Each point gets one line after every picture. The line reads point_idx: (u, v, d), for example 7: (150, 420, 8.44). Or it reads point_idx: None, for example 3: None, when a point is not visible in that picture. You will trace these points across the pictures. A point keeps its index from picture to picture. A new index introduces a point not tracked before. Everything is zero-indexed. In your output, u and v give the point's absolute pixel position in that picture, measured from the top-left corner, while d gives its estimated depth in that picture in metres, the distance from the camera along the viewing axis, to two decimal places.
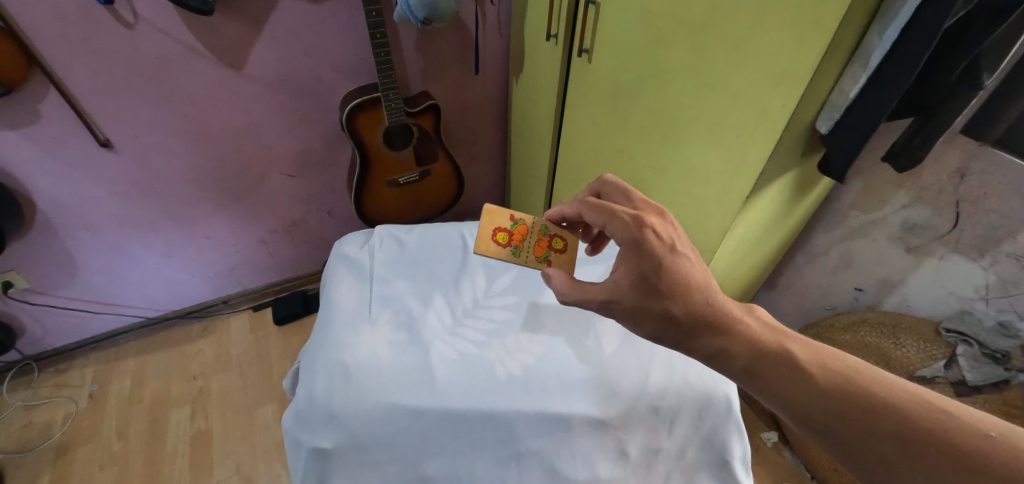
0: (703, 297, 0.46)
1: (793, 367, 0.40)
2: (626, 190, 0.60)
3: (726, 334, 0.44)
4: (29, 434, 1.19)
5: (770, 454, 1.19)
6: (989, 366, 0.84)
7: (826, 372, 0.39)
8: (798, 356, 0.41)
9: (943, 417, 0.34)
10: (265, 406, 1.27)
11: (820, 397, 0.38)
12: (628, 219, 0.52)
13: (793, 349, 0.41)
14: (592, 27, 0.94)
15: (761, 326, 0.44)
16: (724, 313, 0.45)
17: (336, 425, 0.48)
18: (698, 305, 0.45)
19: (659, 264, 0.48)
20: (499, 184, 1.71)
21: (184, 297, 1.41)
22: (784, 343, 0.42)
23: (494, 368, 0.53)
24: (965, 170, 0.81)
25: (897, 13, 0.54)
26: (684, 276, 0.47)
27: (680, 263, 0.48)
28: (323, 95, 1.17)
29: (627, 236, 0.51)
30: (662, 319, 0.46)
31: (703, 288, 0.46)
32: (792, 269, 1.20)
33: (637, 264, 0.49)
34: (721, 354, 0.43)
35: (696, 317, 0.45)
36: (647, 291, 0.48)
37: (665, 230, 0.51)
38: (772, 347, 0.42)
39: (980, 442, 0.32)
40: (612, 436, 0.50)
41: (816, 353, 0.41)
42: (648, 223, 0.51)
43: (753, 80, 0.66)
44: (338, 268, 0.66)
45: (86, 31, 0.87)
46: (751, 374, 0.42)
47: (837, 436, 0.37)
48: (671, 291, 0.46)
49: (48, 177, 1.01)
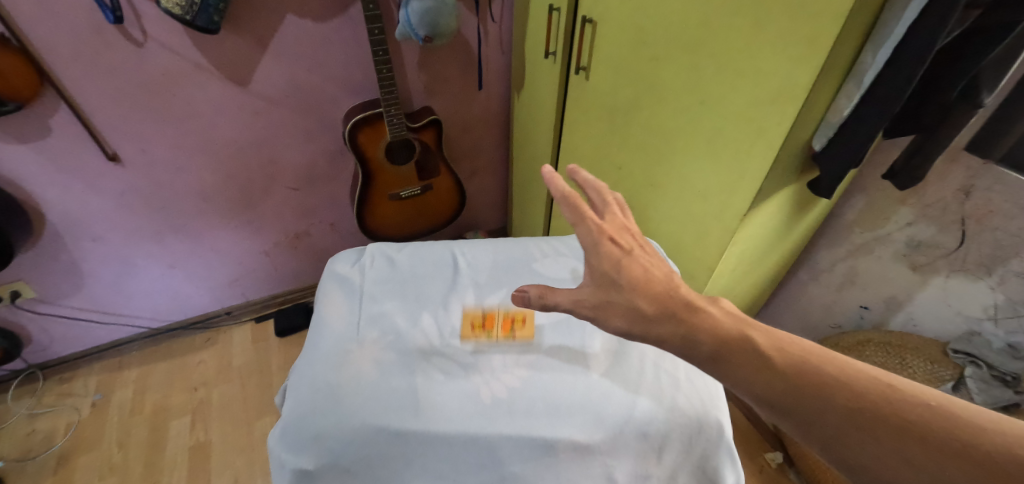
0: (667, 289, 0.43)
1: (753, 353, 0.36)
2: (598, 188, 0.54)
3: (687, 322, 0.40)
4: (32, 441, 1.20)
5: (774, 476, 1.17)
6: (998, 389, 0.80)
7: (785, 355, 0.36)
8: (758, 343, 0.37)
9: (890, 390, 0.32)
10: (265, 419, 1.27)
11: (777, 382, 0.35)
12: (592, 224, 0.49)
13: (753, 336, 0.38)
14: (589, 45, 0.95)
15: (725, 315, 0.40)
16: (684, 305, 0.41)
17: (320, 446, 0.48)
18: (660, 295, 0.42)
19: (616, 263, 0.46)
20: (501, 197, 1.72)
21: (188, 307, 1.42)
22: (745, 331, 0.38)
23: (480, 390, 0.53)
24: (969, 187, 0.80)
25: (890, 34, 0.54)
26: (646, 274, 0.44)
27: (640, 263, 0.46)
28: (327, 110, 1.19)
29: (587, 237, 0.48)
30: (632, 311, 0.43)
31: (666, 283, 0.44)
32: (795, 287, 1.18)
33: (597, 265, 0.47)
34: (684, 342, 0.39)
35: (663, 310, 0.41)
36: (610, 285, 0.45)
37: (625, 237, 0.49)
38: (733, 334, 0.38)
39: (924, 411, 0.30)
40: (600, 462, 0.49)
41: (775, 338, 0.37)
42: (608, 232, 0.49)
43: (748, 99, 0.66)
44: (329, 287, 0.66)
45: (97, 49, 0.89)
46: (712, 362, 0.38)
47: (797, 418, 0.34)
48: (632, 285, 0.44)
49: (58, 191, 1.03)
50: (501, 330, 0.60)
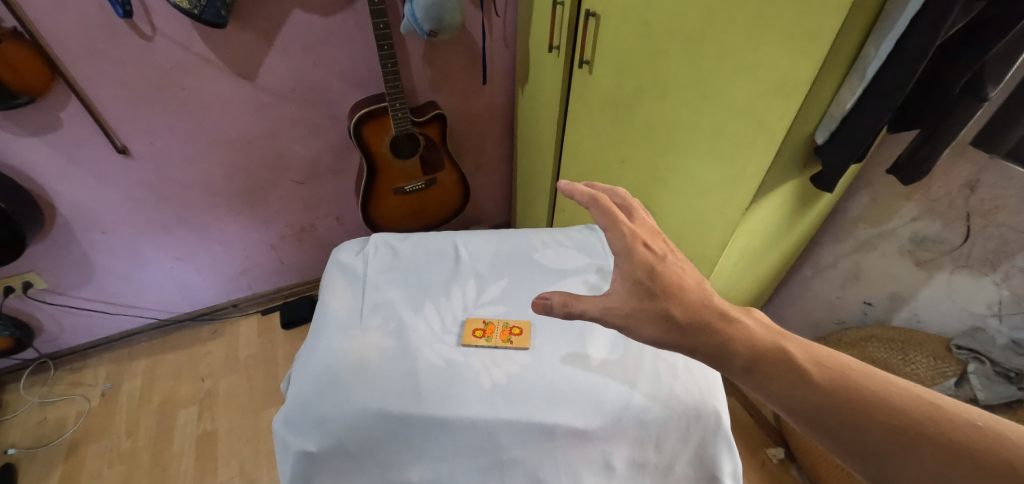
0: (699, 298, 0.44)
1: (791, 365, 0.38)
2: (627, 203, 0.55)
3: (723, 334, 0.41)
4: (44, 429, 1.23)
5: (776, 471, 1.17)
6: (1001, 385, 0.79)
7: (824, 370, 0.37)
8: (795, 356, 0.38)
9: (931, 409, 0.33)
10: (271, 409, 1.29)
11: (814, 395, 0.36)
12: (626, 229, 0.49)
13: (790, 349, 0.39)
14: (593, 39, 0.95)
15: (760, 327, 0.42)
16: (718, 315, 0.43)
17: (323, 430, 0.49)
18: (693, 305, 0.44)
19: (651, 269, 0.46)
20: (506, 193, 1.73)
21: (196, 299, 1.44)
22: (781, 343, 0.40)
23: (480, 376, 0.53)
24: (974, 183, 0.79)
25: (893, 27, 0.54)
26: (678, 281, 0.45)
27: (673, 270, 0.47)
28: (332, 105, 1.20)
29: (621, 242, 0.48)
30: (662, 319, 0.44)
31: (698, 291, 0.45)
32: (799, 283, 1.18)
33: (629, 271, 0.47)
34: (721, 352, 0.41)
35: (696, 319, 0.43)
36: (643, 293, 0.46)
37: (659, 245, 0.50)
38: (769, 346, 0.39)
39: (965, 431, 0.31)
40: (597, 449, 0.50)
41: (813, 353, 0.39)
42: (641, 237, 0.49)
43: (751, 92, 0.66)
44: (334, 275, 0.67)
45: (106, 43, 0.90)
46: (750, 373, 0.39)
47: (836, 431, 0.35)
48: (666, 292, 0.45)
49: (68, 183, 1.05)
50: (499, 338, 0.58)
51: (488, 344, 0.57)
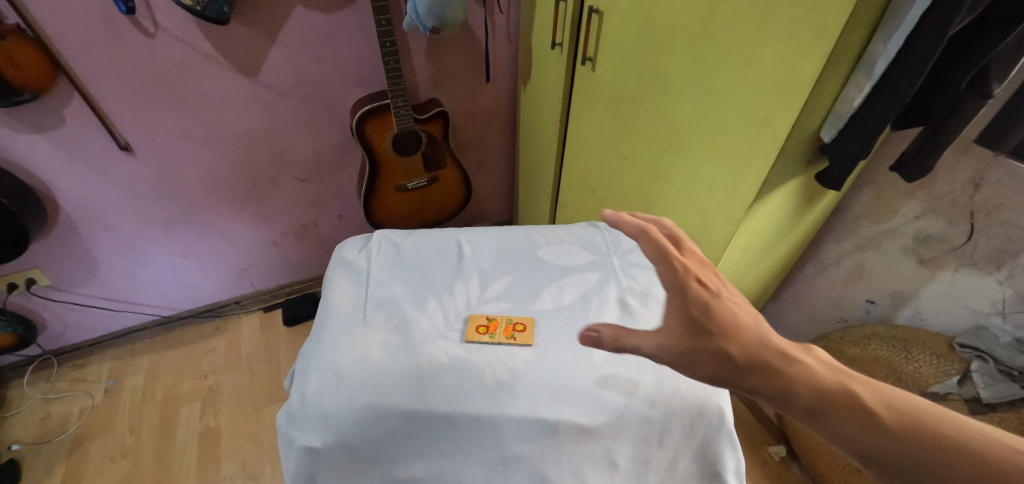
0: (756, 336, 0.40)
1: (860, 409, 0.33)
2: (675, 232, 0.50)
3: (783, 375, 0.37)
4: (48, 425, 1.23)
5: (778, 469, 1.17)
6: (1004, 384, 0.79)
7: (901, 416, 0.32)
8: (865, 400, 0.34)
9: None
10: (273, 405, 1.29)
11: (892, 445, 0.31)
12: (676, 263, 0.44)
13: (859, 392, 0.34)
14: (596, 36, 0.94)
15: (824, 367, 0.37)
16: (778, 355, 0.38)
17: (326, 426, 0.49)
18: (752, 345, 0.39)
19: (704, 306, 0.42)
20: (507, 190, 1.73)
21: (198, 296, 1.44)
22: (848, 384, 0.35)
23: (483, 372, 0.53)
24: (979, 180, 0.79)
25: (902, 22, 0.54)
26: (733, 318, 0.41)
27: (728, 306, 0.42)
28: (334, 102, 1.20)
29: (671, 278, 0.44)
30: (717, 358, 0.40)
31: (754, 328, 0.40)
32: (802, 280, 1.18)
33: (681, 307, 0.43)
34: (781, 395, 0.36)
35: (754, 359, 0.38)
36: (695, 329, 0.42)
37: (713, 279, 0.45)
38: (834, 388, 0.35)
39: None
40: (600, 444, 0.51)
41: (886, 396, 0.34)
42: (694, 272, 0.44)
43: (755, 89, 0.66)
44: (337, 271, 0.67)
45: (109, 39, 0.90)
46: (816, 418, 0.35)
47: None
48: (722, 331, 0.41)
49: (71, 180, 1.05)
50: (502, 334, 0.58)
51: (491, 341, 0.57)
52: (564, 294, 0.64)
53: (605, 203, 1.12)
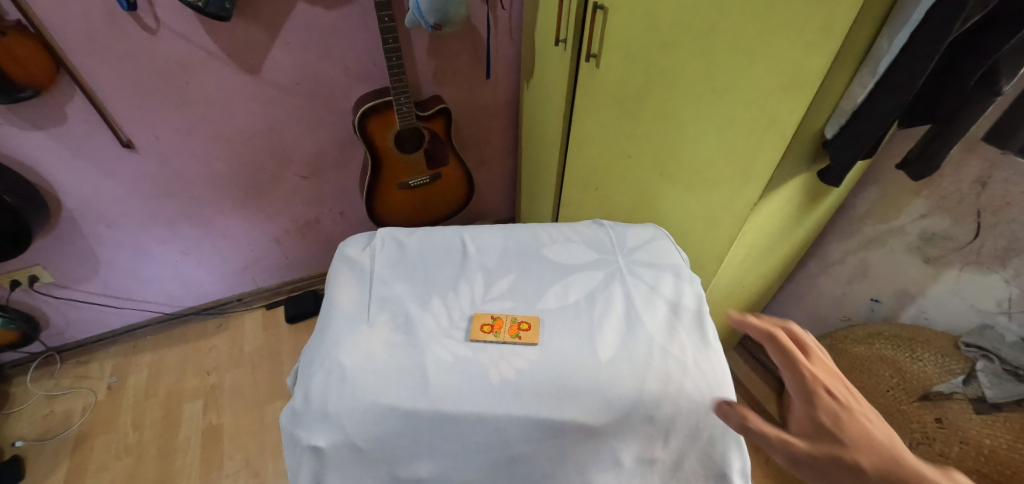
0: (891, 452, 0.37)
1: None
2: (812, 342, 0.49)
3: None
4: (51, 422, 1.23)
5: (781, 467, 1.17)
6: (1010, 383, 0.77)
7: None
8: None
9: None
10: (275, 403, 1.29)
11: None
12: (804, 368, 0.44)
13: None
14: (600, 32, 0.93)
15: None
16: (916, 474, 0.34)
17: (331, 425, 0.49)
18: (886, 458, 0.36)
19: (834, 414, 0.40)
20: (510, 188, 1.73)
21: (201, 293, 1.44)
22: None
23: (489, 371, 0.53)
24: (986, 179, 0.78)
25: (908, 19, 0.52)
26: (865, 431, 0.38)
27: (861, 419, 0.40)
28: (336, 99, 1.19)
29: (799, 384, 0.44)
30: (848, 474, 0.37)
31: (890, 445, 0.37)
32: (806, 279, 1.18)
33: (810, 413, 0.42)
34: None
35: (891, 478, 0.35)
36: (823, 439, 0.39)
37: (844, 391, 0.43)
38: None
39: None
40: (606, 444, 0.50)
41: None
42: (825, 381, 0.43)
43: (761, 86, 0.65)
44: (340, 270, 0.67)
45: (110, 36, 0.90)
46: None
47: None
48: (853, 442, 0.38)
49: (73, 177, 1.05)
50: (508, 333, 0.57)
51: (496, 340, 0.57)
52: (569, 292, 0.64)
53: (608, 201, 1.12)
